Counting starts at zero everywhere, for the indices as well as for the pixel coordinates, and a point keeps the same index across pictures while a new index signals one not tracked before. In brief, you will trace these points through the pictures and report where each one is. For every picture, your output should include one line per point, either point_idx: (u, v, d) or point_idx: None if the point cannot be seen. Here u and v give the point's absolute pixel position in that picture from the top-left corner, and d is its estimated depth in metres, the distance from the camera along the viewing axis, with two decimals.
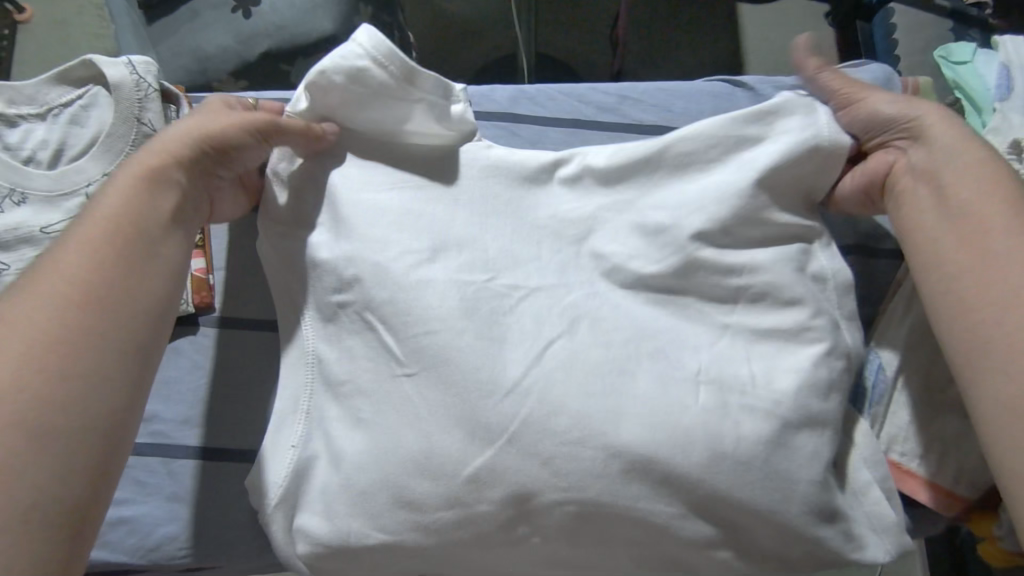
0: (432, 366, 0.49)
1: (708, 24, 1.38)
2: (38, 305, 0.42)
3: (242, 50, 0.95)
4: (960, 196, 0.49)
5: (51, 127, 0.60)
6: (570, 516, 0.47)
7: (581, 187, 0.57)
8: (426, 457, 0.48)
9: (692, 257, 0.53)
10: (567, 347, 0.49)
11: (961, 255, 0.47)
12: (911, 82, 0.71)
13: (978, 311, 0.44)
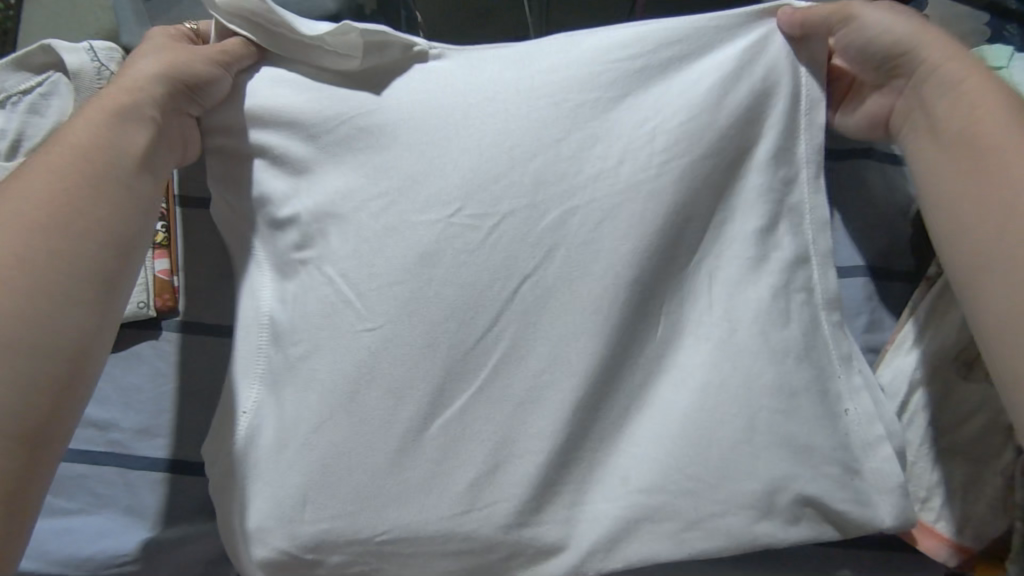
0: (396, 314, 0.50)
1: None
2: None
3: None
4: (985, 137, 0.46)
5: (8, 116, 0.57)
6: (528, 475, 0.50)
7: (538, 103, 0.53)
8: (394, 412, 0.50)
9: (660, 205, 0.51)
10: (539, 284, 0.51)
11: (985, 214, 0.45)
12: None
13: (987, 266, 0.44)
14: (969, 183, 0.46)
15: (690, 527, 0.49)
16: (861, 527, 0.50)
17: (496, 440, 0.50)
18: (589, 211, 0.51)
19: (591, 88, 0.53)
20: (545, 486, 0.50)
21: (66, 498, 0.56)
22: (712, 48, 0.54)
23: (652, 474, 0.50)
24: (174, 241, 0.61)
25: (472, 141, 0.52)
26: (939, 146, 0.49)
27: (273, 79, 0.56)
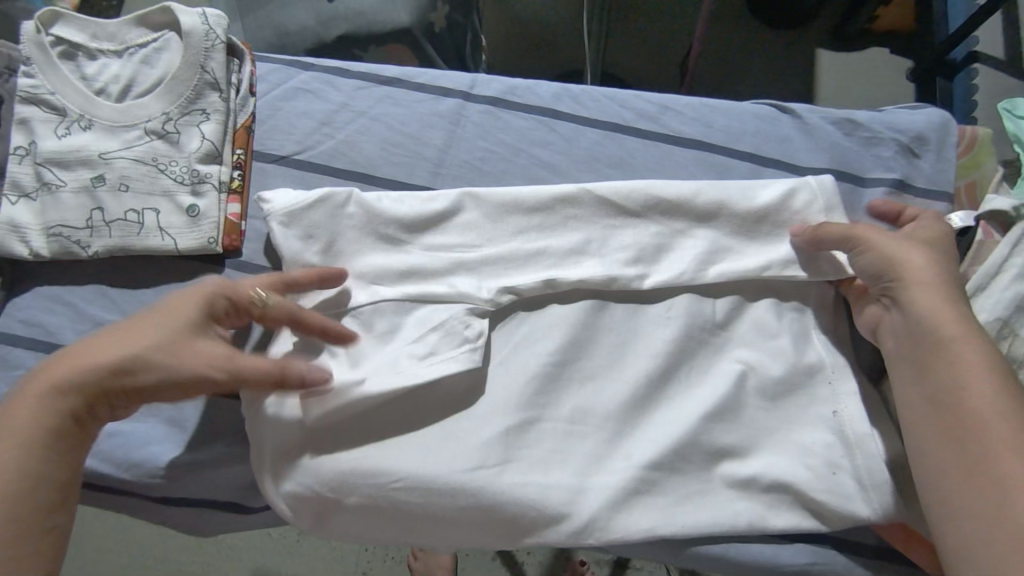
0: (434, 345, 0.56)
1: (783, 64, 1.39)
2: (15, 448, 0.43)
3: (321, 31, 1.02)
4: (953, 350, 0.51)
5: (125, 63, 0.65)
6: (511, 492, 0.54)
7: (574, 209, 0.61)
8: (418, 405, 0.56)
9: (632, 308, 0.59)
10: (528, 359, 0.57)
11: (944, 432, 0.49)
12: (971, 132, 0.69)
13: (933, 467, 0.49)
14: (953, 466, 0.48)
15: (670, 514, 0.55)
16: (845, 519, 0.55)
17: (489, 459, 0.54)
18: (576, 312, 0.59)
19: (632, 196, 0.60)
20: (568, 471, 0.55)
21: None
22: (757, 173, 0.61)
23: (637, 486, 0.55)
24: (246, 188, 0.67)
25: (507, 235, 0.60)
26: (933, 439, 0.50)
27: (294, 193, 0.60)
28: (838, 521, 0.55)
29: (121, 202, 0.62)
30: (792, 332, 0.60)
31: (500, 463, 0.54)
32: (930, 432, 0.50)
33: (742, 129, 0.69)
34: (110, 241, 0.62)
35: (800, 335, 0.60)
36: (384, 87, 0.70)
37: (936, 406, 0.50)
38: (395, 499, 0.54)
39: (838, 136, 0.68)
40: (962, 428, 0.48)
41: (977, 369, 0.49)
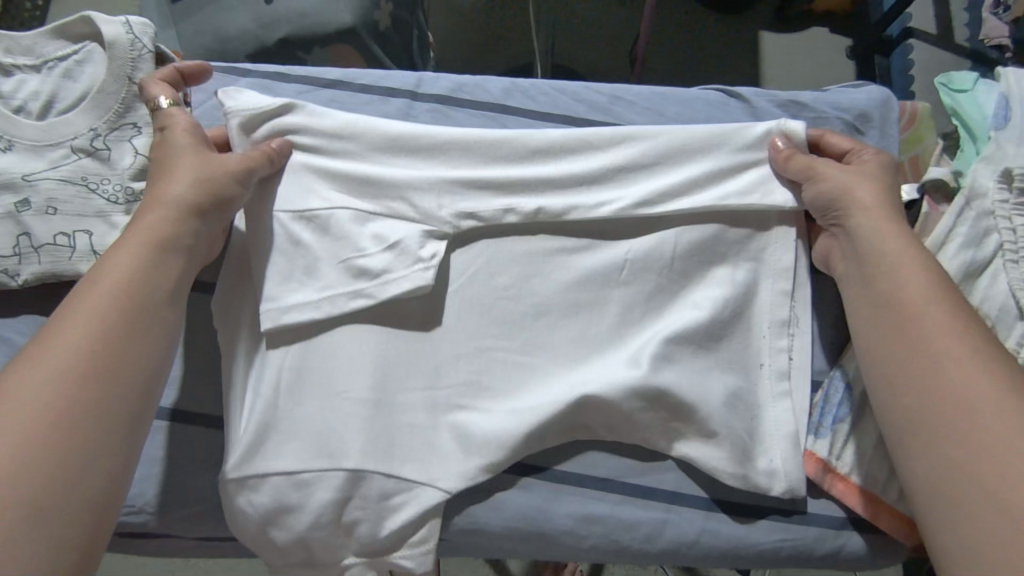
0: (332, 368, 0.57)
1: (729, 47, 1.41)
2: (58, 359, 0.43)
3: (261, 34, 0.98)
4: (907, 298, 0.52)
5: (44, 78, 0.62)
6: (417, 510, 0.55)
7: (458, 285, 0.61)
8: (337, 416, 0.56)
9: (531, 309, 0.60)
10: (408, 372, 0.59)
11: (902, 386, 0.50)
12: (910, 108, 0.71)
13: (914, 428, 0.48)
14: (908, 402, 0.49)
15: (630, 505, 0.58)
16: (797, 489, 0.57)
17: (403, 456, 0.56)
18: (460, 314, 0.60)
19: (501, 258, 0.61)
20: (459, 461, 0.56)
21: None
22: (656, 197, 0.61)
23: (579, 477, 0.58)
24: None
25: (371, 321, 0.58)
26: (890, 367, 0.51)
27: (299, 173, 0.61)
28: (800, 491, 0.57)
29: (50, 226, 0.58)
30: (740, 297, 0.60)
31: (416, 451, 0.56)
32: (891, 379, 0.51)
33: (692, 114, 0.69)
34: (40, 268, 0.58)
35: (741, 303, 0.61)
36: (328, 90, 0.68)
37: (881, 302, 0.54)
38: (335, 515, 0.55)
39: (785, 117, 0.69)
40: (936, 390, 0.48)
41: (962, 338, 0.49)
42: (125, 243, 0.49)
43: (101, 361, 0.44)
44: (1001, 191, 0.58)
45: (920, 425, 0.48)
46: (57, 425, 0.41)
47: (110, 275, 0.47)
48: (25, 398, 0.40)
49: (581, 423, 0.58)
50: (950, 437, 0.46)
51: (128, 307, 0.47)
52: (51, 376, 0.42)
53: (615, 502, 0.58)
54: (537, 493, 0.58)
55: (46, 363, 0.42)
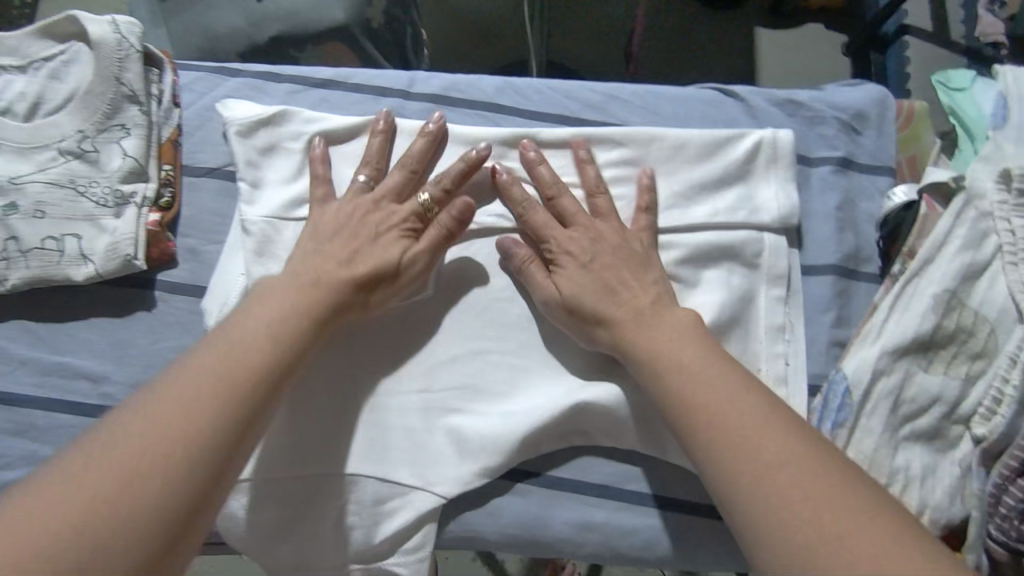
0: (329, 370, 0.57)
1: (724, 44, 1.40)
2: (201, 372, 0.47)
3: (252, 33, 0.97)
4: (670, 349, 0.51)
5: (30, 79, 0.60)
6: (412, 515, 0.54)
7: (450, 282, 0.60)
8: (330, 419, 0.56)
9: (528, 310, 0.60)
10: (401, 370, 0.58)
11: (731, 470, 0.44)
12: (907, 106, 0.70)
13: (768, 489, 0.43)
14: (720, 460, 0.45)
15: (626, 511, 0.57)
16: None
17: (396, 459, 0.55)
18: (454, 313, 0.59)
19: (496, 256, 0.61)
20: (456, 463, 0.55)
21: (51, 448, 0.56)
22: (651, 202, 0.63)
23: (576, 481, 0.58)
24: (177, 206, 0.62)
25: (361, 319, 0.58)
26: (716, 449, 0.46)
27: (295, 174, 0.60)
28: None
29: (37, 230, 0.57)
30: (736, 299, 0.60)
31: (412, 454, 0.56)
32: (687, 434, 0.48)
33: (688, 113, 0.68)
34: (28, 274, 0.57)
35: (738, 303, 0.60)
36: (320, 90, 0.67)
37: (648, 365, 0.52)
38: (328, 520, 0.54)
39: (782, 117, 0.68)
40: (733, 446, 0.45)
41: (692, 352, 0.51)
42: (280, 298, 0.52)
43: (212, 432, 0.44)
44: (998, 191, 0.58)
45: (772, 481, 0.43)
46: (168, 463, 0.42)
47: (248, 325, 0.50)
48: (183, 392, 0.45)
49: (579, 426, 0.57)
50: (743, 484, 0.44)
51: (257, 379, 0.48)
52: (145, 432, 0.43)
53: (612, 508, 0.57)
54: (533, 499, 0.57)
55: (180, 398, 0.45)
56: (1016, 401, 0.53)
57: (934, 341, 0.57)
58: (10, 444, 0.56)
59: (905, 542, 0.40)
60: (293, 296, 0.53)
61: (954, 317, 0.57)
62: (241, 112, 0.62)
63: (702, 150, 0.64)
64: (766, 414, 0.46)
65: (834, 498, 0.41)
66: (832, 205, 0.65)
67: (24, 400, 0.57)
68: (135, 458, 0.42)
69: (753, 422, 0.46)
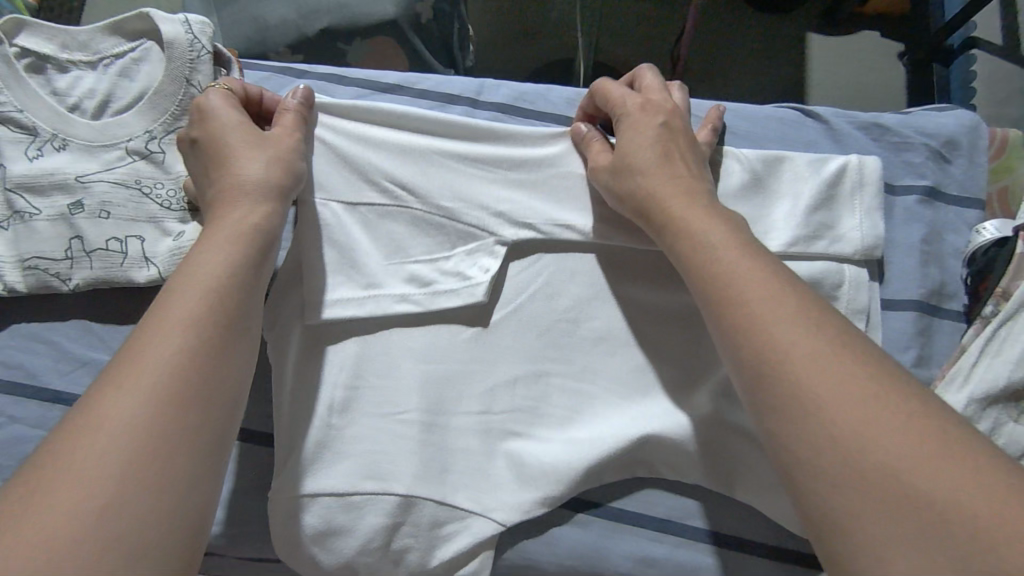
0: (385, 385, 0.55)
1: (778, 52, 1.35)
2: (169, 326, 0.39)
3: (303, 25, 0.96)
4: (726, 265, 0.43)
5: (100, 76, 0.60)
6: (468, 540, 0.53)
7: (514, 298, 0.58)
8: (388, 436, 0.54)
9: (597, 333, 0.58)
10: (461, 387, 0.56)
11: (805, 415, 0.36)
12: (1000, 134, 0.66)
13: (836, 425, 0.34)
14: (769, 401, 0.37)
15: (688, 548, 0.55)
16: None
17: (454, 482, 0.54)
18: (516, 332, 0.58)
19: (563, 274, 0.59)
20: (516, 491, 0.54)
21: None
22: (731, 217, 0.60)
23: (638, 514, 0.56)
24: None
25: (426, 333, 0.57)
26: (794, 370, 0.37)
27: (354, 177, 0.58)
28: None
29: (102, 230, 0.57)
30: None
31: (470, 478, 0.54)
32: (737, 372, 0.40)
33: (764, 133, 0.65)
34: (91, 274, 0.57)
35: None
36: (385, 95, 0.66)
37: (705, 289, 0.44)
38: (381, 543, 0.53)
39: (864, 141, 0.65)
40: (793, 389, 0.36)
41: (751, 264, 0.43)
42: (211, 241, 0.45)
43: (194, 376, 0.38)
44: None
45: (799, 387, 0.36)
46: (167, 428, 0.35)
47: (200, 264, 0.43)
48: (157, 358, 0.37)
49: (641, 457, 0.55)
50: (824, 441, 0.35)
51: (219, 318, 0.41)
52: (107, 426, 0.34)
53: (675, 544, 0.55)
54: (593, 530, 0.55)
55: (143, 361, 0.37)
56: None
57: None
58: None
59: (971, 456, 0.32)
60: (222, 237, 0.46)
61: None
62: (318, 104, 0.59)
63: (783, 176, 0.61)
64: (817, 334, 0.38)
65: (866, 412, 0.34)
66: (916, 237, 0.62)
67: None
68: (91, 427, 0.34)
69: (820, 352, 0.37)
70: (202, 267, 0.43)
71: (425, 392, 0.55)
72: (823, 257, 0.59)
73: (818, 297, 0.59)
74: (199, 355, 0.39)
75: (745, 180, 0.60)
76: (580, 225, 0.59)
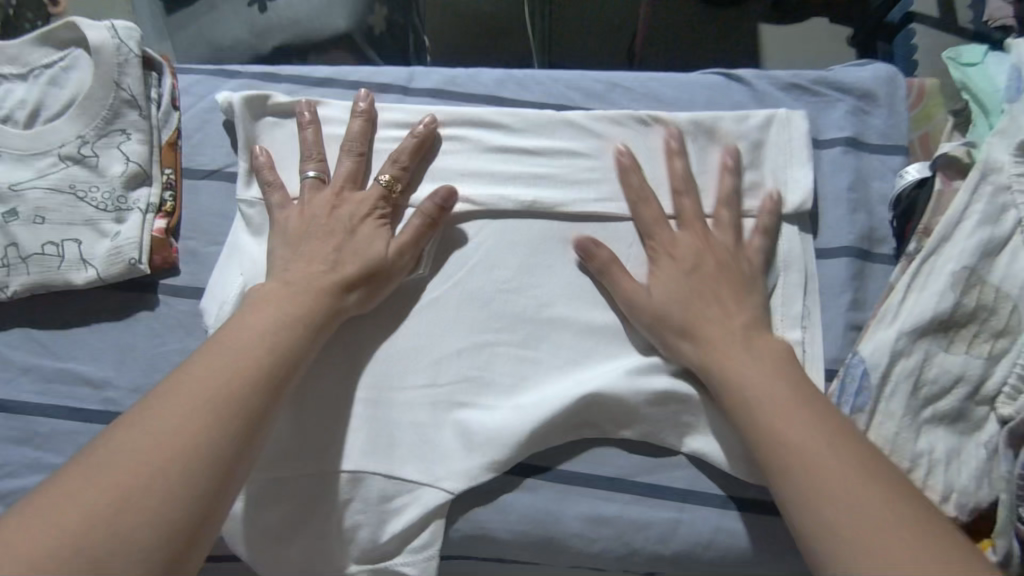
0: (327, 365, 0.56)
1: (732, 42, 1.38)
2: (262, 323, 0.50)
3: (257, 44, 0.97)
4: (771, 395, 0.50)
5: (31, 87, 0.61)
6: (416, 510, 0.53)
7: (452, 272, 0.59)
8: (334, 413, 0.55)
9: (536, 299, 0.58)
10: (405, 362, 0.57)
11: (826, 442, 0.47)
12: (916, 86, 0.68)
13: (829, 499, 0.45)
14: (779, 417, 0.49)
15: (639, 505, 0.56)
16: None
17: (402, 455, 0.54)
18: (457, 303, 0.58)
19: (499, 246, 0.60)
20: (464, 459, 0.54)
21: (54, 453, 0.55)
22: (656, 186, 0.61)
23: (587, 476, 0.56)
24: (178, 210, 0.62)
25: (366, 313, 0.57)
26: (809, 438, 0.48)
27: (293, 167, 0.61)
28: None
29: (38, 235, 0.57)
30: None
31: (417, 450, 0.55)
32: (760, 385, 0.50)
33: (691, 99, 0.67)
34: (29, 279, 0.57)
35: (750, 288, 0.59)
36: (318, 89, 0.67)
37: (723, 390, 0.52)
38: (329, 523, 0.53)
39: (787, 100, 0.67)
40: (810, 400, 0.50)
41: (768, 370, 0.51)
42: (266, 300, 0.52)
43: (265, 365, 0.48)
44: (1017, 164, 0.56)
45: (817, 457, 0.47)
46: (197, 432, 0.44)
47: (252, 325, 0.50)
48: (206, 381, 0.46)
49: (588, 419, 0.56)
50: (809, 443, 0.47)
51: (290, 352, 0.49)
52: (158, 427, 0.43)
53: (626, 501, 0.56)
54: (544, 494, 0.56)
55: (240, 342, 0.49)
56: None
57: (955, 320, 0.55)
58: (12, 449, 0.55)
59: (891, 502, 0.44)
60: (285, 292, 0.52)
61: (972, 296, 0.55)
62: (242, 96, 0.61)
63: (716, 136, 0.62)
64: (806, 420, 0.48)
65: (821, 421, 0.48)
66: (843, 187, 0.64)
67: (30, 406, 0.56)
68: (140, 431, 0.43)
69: (824, 452, 0.47)
70: (244, 328, 0.50)
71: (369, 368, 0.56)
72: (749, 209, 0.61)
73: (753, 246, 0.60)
74: (253, 366, 0.47)
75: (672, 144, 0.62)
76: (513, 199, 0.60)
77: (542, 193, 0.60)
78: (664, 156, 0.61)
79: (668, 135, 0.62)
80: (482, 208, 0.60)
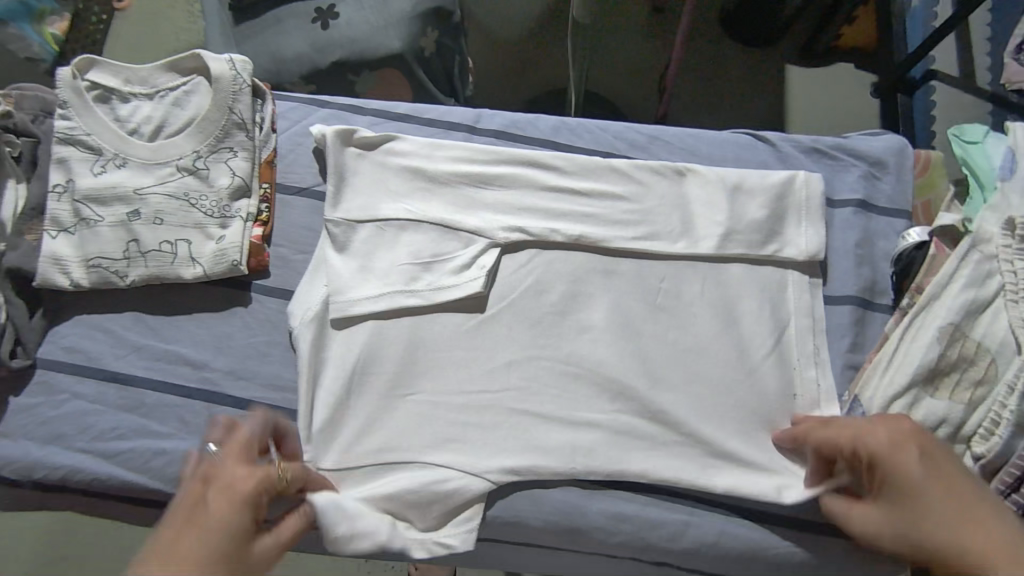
0: (397, 366, 0.65)
1: (757, 85, 1.46)
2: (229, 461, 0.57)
3: (316, 57, 1.07)
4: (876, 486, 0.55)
5: (156, 106, 0.70)
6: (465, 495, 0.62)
7: (506, 293, 0.68)
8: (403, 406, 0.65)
9: (578, 322, 0.67)
10: (463, 367, 0.66)
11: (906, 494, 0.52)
12: (924, 155, 0.77)
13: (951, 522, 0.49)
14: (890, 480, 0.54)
15: (652, 509, 0.64)
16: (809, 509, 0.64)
17: (455, 448, 0.63)
18: (509, 322, 0.67)
19: (549, 274, 0.69)
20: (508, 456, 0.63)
21: (158, 422, 0.64)
22: (688, 234, 0.70)
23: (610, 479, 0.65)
24: (271, 220, 0.72)
25: (432, 324, 0.67)
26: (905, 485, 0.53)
27: (375, 190, 0.70)
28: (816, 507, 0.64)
29: (156, 234, 0.67)
30: (766, 329, 0.68)
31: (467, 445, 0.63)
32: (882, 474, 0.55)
33: (722, 154, 0.76)
34: (146, 271, 0.67)
35: (763, 329, 0.68)
36: (396, 122, 0.76)
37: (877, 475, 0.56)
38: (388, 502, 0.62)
39: (805, 162, 0.76)
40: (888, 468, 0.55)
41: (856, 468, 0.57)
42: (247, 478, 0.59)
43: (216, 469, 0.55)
44: (1004, 236, 0.65)
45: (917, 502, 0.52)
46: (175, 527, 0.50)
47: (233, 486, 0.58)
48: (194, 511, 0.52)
49: (619, 431, 0.64)
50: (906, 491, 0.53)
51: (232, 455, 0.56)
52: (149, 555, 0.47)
53: (644, 503, 0.64)
54: (573, 492, 0.64)
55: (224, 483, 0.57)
56: (1013, 424, 0.59)
57: (942, 370, 0.63)
58: (121, 416, 0.64)
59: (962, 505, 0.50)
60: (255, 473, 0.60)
61: (956, 348, 0.63)
62: (334, 130, 0.71)
63: (743, 191, 0.71)
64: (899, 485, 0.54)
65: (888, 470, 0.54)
66: (852, 242, 0.72)
67: (137, 379, 0.66)
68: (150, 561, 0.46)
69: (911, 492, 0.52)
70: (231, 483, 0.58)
71: (432, 371, 0.65)
72: (769, 257, 0.69)
73: (769, 292, 0.69)
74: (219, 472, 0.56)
75: (702, 195, 0.71)
76: (561, 235, 0.69)
77: (587, 229, 0.69)
78: (694, 205, 0.71)
79: (698, 188, 0.71)
80: (533, 240, 0.69)
